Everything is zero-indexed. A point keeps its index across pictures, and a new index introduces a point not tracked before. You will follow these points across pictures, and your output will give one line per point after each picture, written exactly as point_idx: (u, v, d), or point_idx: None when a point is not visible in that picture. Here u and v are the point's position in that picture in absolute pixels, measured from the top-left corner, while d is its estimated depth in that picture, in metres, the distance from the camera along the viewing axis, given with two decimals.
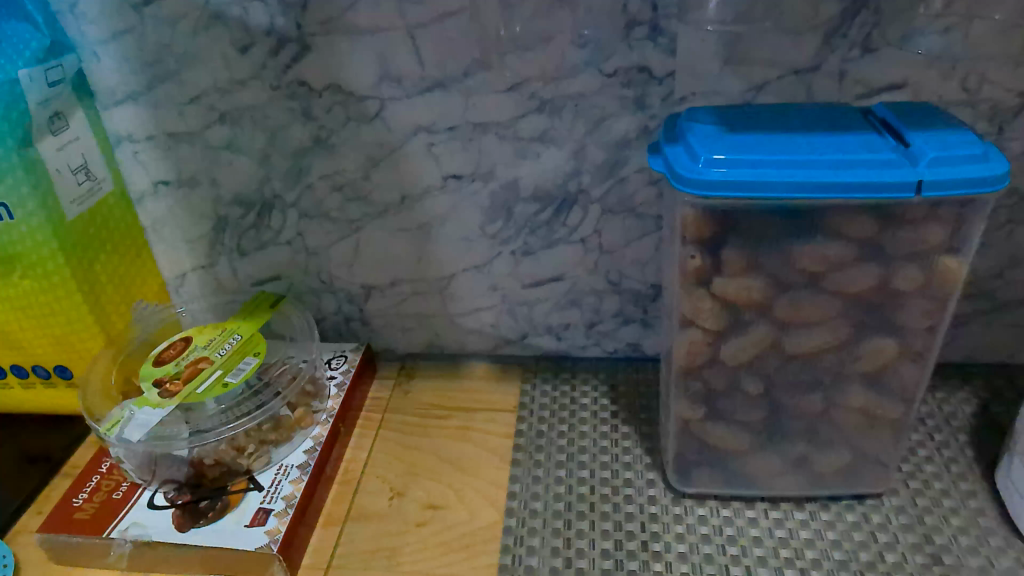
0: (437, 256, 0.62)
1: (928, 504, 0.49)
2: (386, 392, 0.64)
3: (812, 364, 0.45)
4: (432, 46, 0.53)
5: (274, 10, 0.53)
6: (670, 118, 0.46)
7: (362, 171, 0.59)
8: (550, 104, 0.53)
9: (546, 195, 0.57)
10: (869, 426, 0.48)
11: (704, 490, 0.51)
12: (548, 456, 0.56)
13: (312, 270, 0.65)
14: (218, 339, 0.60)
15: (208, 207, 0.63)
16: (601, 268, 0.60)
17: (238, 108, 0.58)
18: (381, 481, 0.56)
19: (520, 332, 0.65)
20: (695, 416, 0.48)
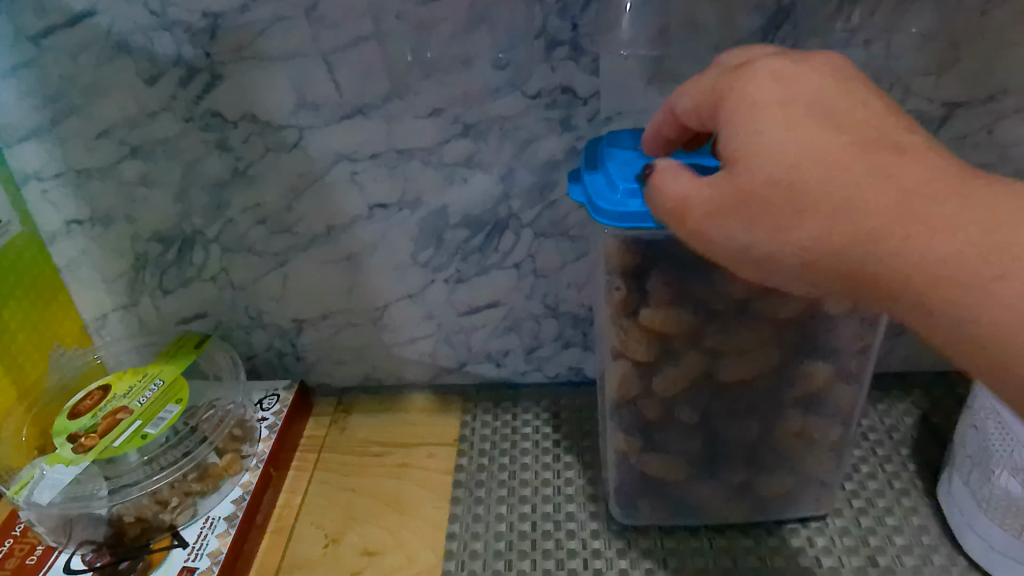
0: (369, 286, 0.60)
1: (872, 524, 0.49)
2: (322, 430, 0.62)
3: (745, 391, 0.44)
4: (347, 70, 0.50)
5: (181, 38, 0.51)
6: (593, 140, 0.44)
7: (284, 202, 0.56)
8: (474, 128, 0.51)
9: (475, 221, 0.56)
10: (810, 448, 0.47)
11: (648, 521, 0.50)
12: (489, 491, 0.54)
13: (240, 306, 0.62)
14: (138, 386, 0.57)
15: (126, 244, 0.60)
16: (537, 292, 0.58)
17: (151, 142, 0.55)
18: (316, 528, 0.54)
19: (459, 360, 0.63)
20: (632, 448, 0.47)
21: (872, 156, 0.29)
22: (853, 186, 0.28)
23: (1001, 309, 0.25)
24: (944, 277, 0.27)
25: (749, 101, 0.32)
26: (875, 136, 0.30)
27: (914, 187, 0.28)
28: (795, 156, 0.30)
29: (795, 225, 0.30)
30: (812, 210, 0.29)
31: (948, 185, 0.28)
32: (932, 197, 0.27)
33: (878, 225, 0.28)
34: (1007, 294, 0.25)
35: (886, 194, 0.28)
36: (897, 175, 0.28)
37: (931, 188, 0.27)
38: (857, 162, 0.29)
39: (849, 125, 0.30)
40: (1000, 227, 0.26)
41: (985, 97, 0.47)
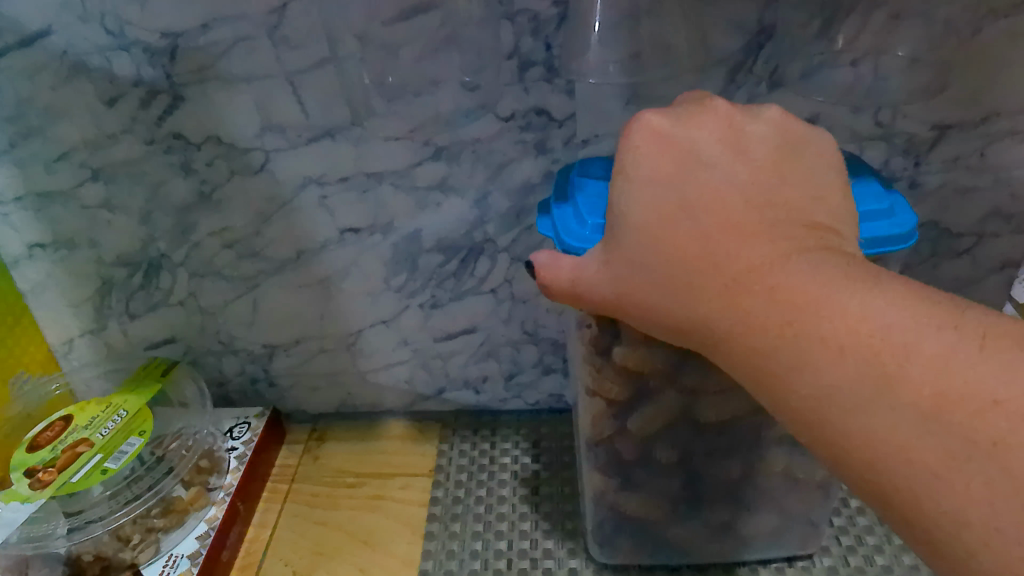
0: (342, 312, 0.58)
1: (861, 563, 0.47)
2: (294, 459, 0.60)
3: (727, 431, 0.42)
4: (314, 93, 0.48)
5: (141, 59, 0.48)
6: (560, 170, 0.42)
7: (252, 227, 0.54)
8: (446, 151, 0.49)
9: (450, 245, 0.54)
10: (795, 487, 0.45)
11: (628, 560, 0.48)
12: (464, 526, 0.52)
13: (210, 331, 0.60)
14: (101, 418, 0.55)
15: (91, 269, 0.58)
16: (516, 318, 0.56)
17: (113, 165, 0.53)
18: (285, 564, 0.52)
19: (436, 387, 0.61)
20: (609, 487, 0.45)
21: (736, 240, 0.29)
22: (712, 276, 0.29)
23: (858, 419, 0.25)
24: (790, 379, 0.27)
25: (622, 173, 0.32)
26: (748, 218, 0.29)
27: (776, 279, 0.27)
28: (655, 239, 0.30)
29: (659, 309, 0.31)
30: (676, 294, 0.30)
31: (816, 273, 0.27)
32: (792, 285, 0.27)
33: (737, 316, 0.28)
34: (848, 396, 0.25)
35: (749, 283, 0.28)
36: (760, 262, 0.28)
37: (788, 279, 0.27)
38: (718, 249, 0.29)
39: (718, 201, 0.29)
40: (855, 324, 0.26)
41: (978, 118, 0.45)
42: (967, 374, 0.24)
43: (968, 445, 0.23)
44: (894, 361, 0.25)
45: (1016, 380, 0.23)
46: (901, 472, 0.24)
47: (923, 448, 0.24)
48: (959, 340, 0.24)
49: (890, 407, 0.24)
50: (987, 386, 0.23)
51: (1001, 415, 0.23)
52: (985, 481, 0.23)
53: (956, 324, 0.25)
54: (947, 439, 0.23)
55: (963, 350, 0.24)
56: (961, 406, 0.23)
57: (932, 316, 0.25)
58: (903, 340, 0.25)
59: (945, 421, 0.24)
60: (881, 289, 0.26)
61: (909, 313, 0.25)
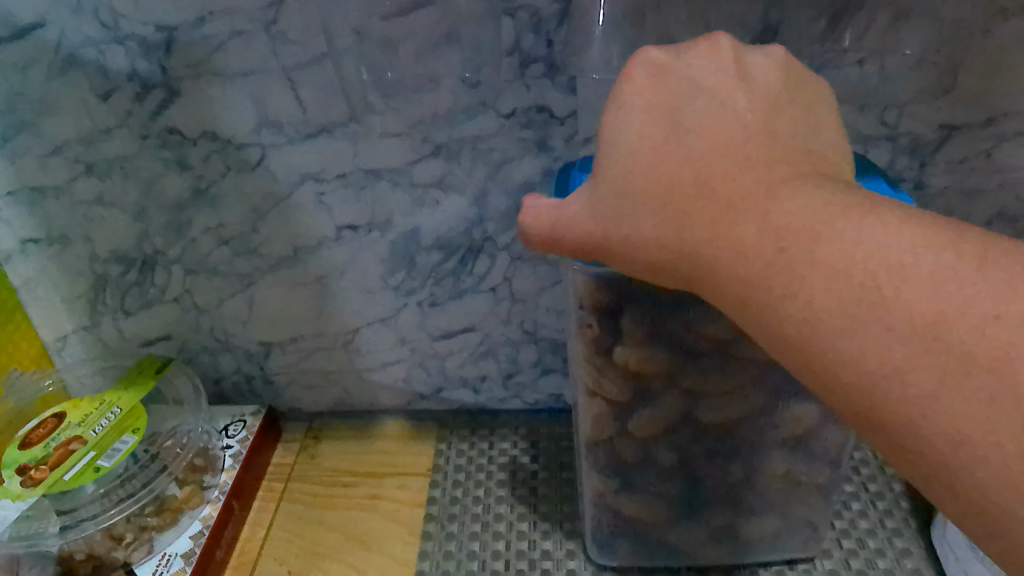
0: (339, 310, 0.57)
1: (862, 567, 0.47)
2: (290, 458, 0.60)
3: (728, 433, 0.41)
4: (311, 88, 0.47)
5: (135, 52, 0.47)
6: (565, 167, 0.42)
7: (248, 224, 0.54)
8: (445, 148, 0.49)
9: (448, 244, 0.53)
10: (797, 491, 0.44)
11: (627, 562, 0.48)
12: (461, 527, 0.52)
13: (205, 329, 0.60)
14: (94, 415, 0.55)
15: (84, 265, 0.57)
16: (514, 317, 0.56)
17: (107, 160, 0.52)
18: (279, 564, 0.51)
19: (434, 386, 0.61)
20: (609, 489, 0.45)
21: (726, 165, 0.27)
22: (700, 206, 0.27)
23: (846, 337, 0.23)
24: (774, 298, 0.25)
25: (609, 109, 0.30)
26: (740, 144, 0.28)
27: (767, 205, 0.26)
28: (641, 171, 0.28)
29: (644, 246, 0.29)
30: (663, 227, 0.28)
31: (809, 198, 0.25)
32: (785, 211, 0.25)
33: (725, 244, 0.26)
34: (836, 317, 0.23)
35: (737, 209, 0.26)
36: (753, 187, 0.26)
37: (782, 202, 0.26)
38: (707, 175, 0.27)
39: (709, 128, 0.28)
40: (851, 245, 0.23)
41: (984, 119, 0.44)
42: (966, 288, 0.22)
43: (965, 362, 0.21)
44: (887, 282, 0.22)
45: (1021, 293, 0.21)
46: (894, 400, 0.22)
47: (919, 368, 0.21)
48: (960, 256, 0.22)
49: (886, 329, 0.22)
50: (987, 301, 0.21)
51: (1003, 328, 0.20)
52: (984, 399, 0.20)
53: (957, 241, 0.23)
54: (944, 358, 0.21)
55: (964, 267, 0.22)
56: (964, 323, 0.21)
57: (935, 234, 0.23)
58: (899, 257, 0.23)
59: (945, 340, 0.21)
60: (877, 212, 0.24)
61: (908, 232, 0.23)
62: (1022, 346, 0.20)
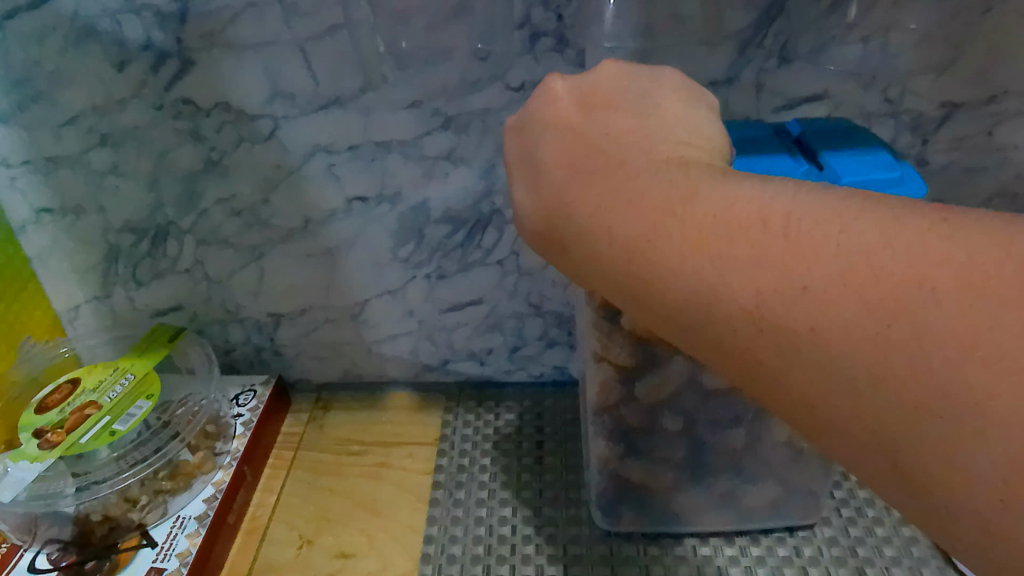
0: (349, 281, 0.58)
1: (860, 534, 0.48)
2: (299, 427, 0.61)
3: (731, 400, 0.42)
4: (323, 60, 0.48)
5: (149, 23, 0.48)
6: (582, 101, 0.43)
7: (259, 196, 0.54)
8: (455, 121, 0.49)
9: (457, 216, 0.54)
10: (797, 459, 0.45)
11: (630, 528, 0.49)
12: (468, 494, 0.53)
13: (216, 300, 0.61)
14: (109, 381, 0.56)
15: (97, 235, 0.58)
16: (521, 290, 0.57)
17: (121, 130, 0.53)
18: (290, 529, 0.52)
19: (440, 358, 0.62)
20: (614, 455, 0.46)
21: (568, 184, 0.27)
22: (562, 230, 0.27)
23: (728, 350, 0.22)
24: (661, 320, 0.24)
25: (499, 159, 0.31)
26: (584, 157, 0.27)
27: (600, 216, 0.25)
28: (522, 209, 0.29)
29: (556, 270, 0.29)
30: (554, 258, 0.28)
31: (635, 197, 0.24)
32: (615, 215, 0.25)
33: (588, 262, 0.26)
34: (703, 328, 0.22)
35: (581, 228, 0.26)
36: (589, 202, 0.26)
37: (610, 211, 0.25)
38: (557, 199, 0.27)
39: (553, 154, 0.28)
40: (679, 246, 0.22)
41: (987, 96, 0.45)
42: (776, 267, 0.20)
43: (795, 340, 0.20)
44: (706, 274, 0.22)
45: (823, 254, 0.20)
46: (777, 389, 0.21)
47: (786, 367, 0.21)
48: (768, 228, 0.21)
49: (728, 323, 0.22)
50: (794, 271, 0.20)
51: (812, 301, 0.20)
52: (824, 374, 0.20)
53: (768, 209, 0.22)
54: (778, 340, 0.20)
55: (773, 239, 0.21)
56: (777, 305, 0.20)
57: (742, 212, 0.22)
58: (712, 251, 0.22)
59: (772, 322, 0.20)
60: (703, 192, 0.23)
61: (720, 214, 0.22)
62: (832, 314, 0.19)
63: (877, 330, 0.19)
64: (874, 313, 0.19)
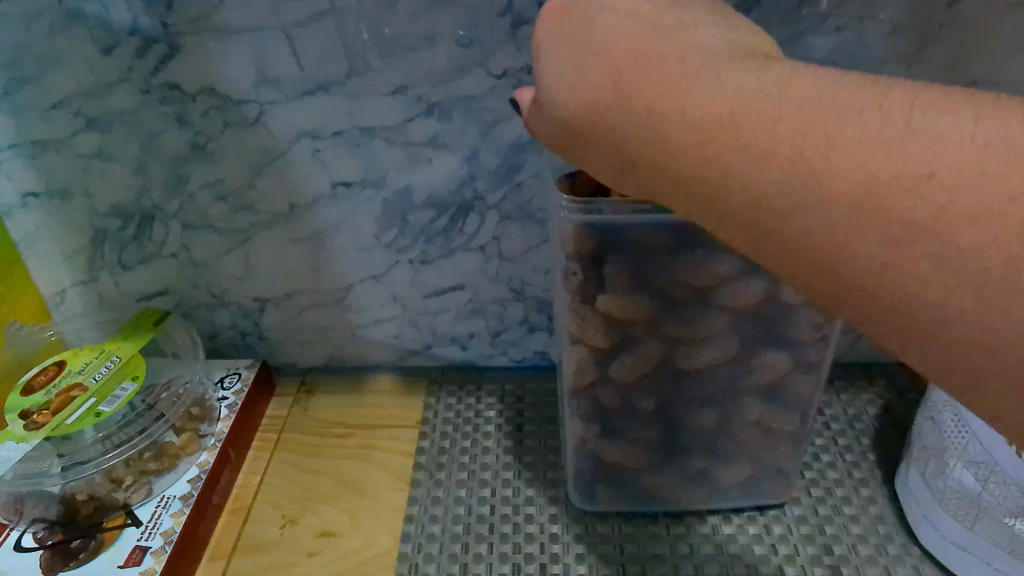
0: (334, 266, 0.59)
1: (829, 512, 0.49)
2: (284, 410, 0.62)
3: (704, 380, 0.44)
4: (309, 46, 0.49)
5: (137, 7, 0.48)
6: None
7: (245, 180, 0.55)
8: (439, 107, 0.50)
9: (440, 202, 0.55)
10: (767, 438, 0.47)
11: (607, 507, 0.50)
12: (449, 475, 0.54)
13: (202, 284, 0.61)
14: (94, 363, 0.56)
15: (84, 219, 0.58)
16: (503, 276, 0.58)
17: (108, 114, 0.53)
18: (274, 508, 0.53)
19: (424, 342, 0.63)
20: (590, 434, 0.47)
21: (641, 68, 0.27)
22: (627, 112, 0.27)
23: (807, 227, 0.23)
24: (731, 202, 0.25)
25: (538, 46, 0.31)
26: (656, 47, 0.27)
27: (682, 98, 0.26)
28: (573, 89, 0.29)
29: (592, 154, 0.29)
30: (605, 145, 0.28)
31: (722, 83, 0.25)
32: (701, 100, 0.25)
33: (657, 145, 0.26)
34: (783, 202, 0.23)
35: (652, 112, 0.26)
36: (668, 86, 0.26)
37: (696, 94, 0.25)
38: (627, 81, 0.27)
39: (621, 37, 0.28)
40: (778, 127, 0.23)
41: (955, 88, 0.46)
42: (897, 151, 0.21)
43: (908, 227, 0.21)
44: (813, 150, 0.23)
45: (952, 147, 0.21)
46: (849, 266, 0.22)
47: (867, 237, 0.22)
48: (882, 115, 0.22)
49: (824, 201, 0.22)
50: (918, 157, 0.21)
51: (938, 187, 0.20)
52: (932, 260, 0.21)
53: (876, 100, 0.23)
54: (886, 227, 0.21)
55: (890, 128, 0.22)
56: (897, 187, 0.21)
57: (850, 101, 0.23)
58: (817, 131, 0.23)
59: (883, 205, 0.21)
60: (796, 83, 0.24)
61: (825, 101, 0.23)
62: (961, 201, 0.20)
63: (1007, 252, 0.20)
64: (1015, 201, 0.19)
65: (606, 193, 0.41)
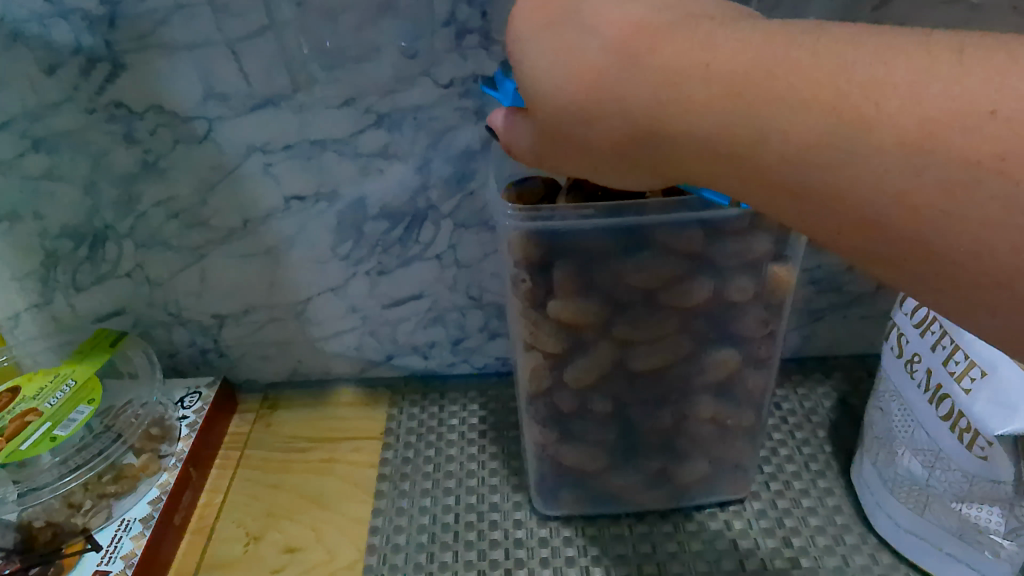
0: (291, 280, 0.59)
1: (788, 505, 0.50)
2: (247, 426, 0.62)
3: (657, 380, 0.44)
4: (255, 60, 0.48)
5: (79, 26, 0.47)
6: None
7: (198, 197, 0.55)
8: (388, 118, 0.50)
9: (394, 212, 0.55)
10: (723, 435, 0.47)
11: (570, 511, 0.50)
12: (413, 485, 0.54)
13: (158, 303, 0.60)
14: (48, 388, 0.56)
15: (34, 241, 0.57)
16: (461, 283, 0.58)
17: (54, 134, 0.52)
18: (237, 526, 0.53)
19: (386, 353, 0.63)
20: (550, 439, 0.47)
21: (655, 41, 0.27)
22: (650, 82, 0.27)
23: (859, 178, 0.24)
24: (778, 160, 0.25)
25: (523, 38, 0.30)
26: (663, 22, 0.28)
27: (705, 58, 0.26)
28: (579, 71, 0.28)
29: (607, 136, 0.29)
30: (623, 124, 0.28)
31: (747, 42, 0.26)
32: (729, 56, 0.26)
33: (688, 108, 0.27)
34: (830, 154, 0.24)
35: (681, 81, 0.27)
36: (690, 49, 0.27)
37: (723, 53, 0.26)
38: (641, 53, 0.27)
39: (621, 16, 0.28)
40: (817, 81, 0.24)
41: None
42: (951, 90, 0.22)
43: (973, 165, 0.22)
44: (857, 95, 0.23)
45: (1013, 83, 0.21)
46: (905, 211, 0.23)
47: (924, 181, 0.23)
48: (927, 53, 0.23)
49: (875, 145, 0.23)
50: (976, 95, 0.22)
51: (1000, 123, 0.21)
52: (1001, 197, 0.21)
53: (914, 41, 0.24)
54: (944, 169, 0.22)
55: (941, 68, 0.22)
56: (953, 124, 0.22)
57: (886, 49, 0.24)
58: (860, 83, 0.23)
59: (941, 146, 0.22)
60: (824, 33, 0.25)
61: (867, 45, 0.24)
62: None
63: None
64: None
65: (552, 201, 0.41)
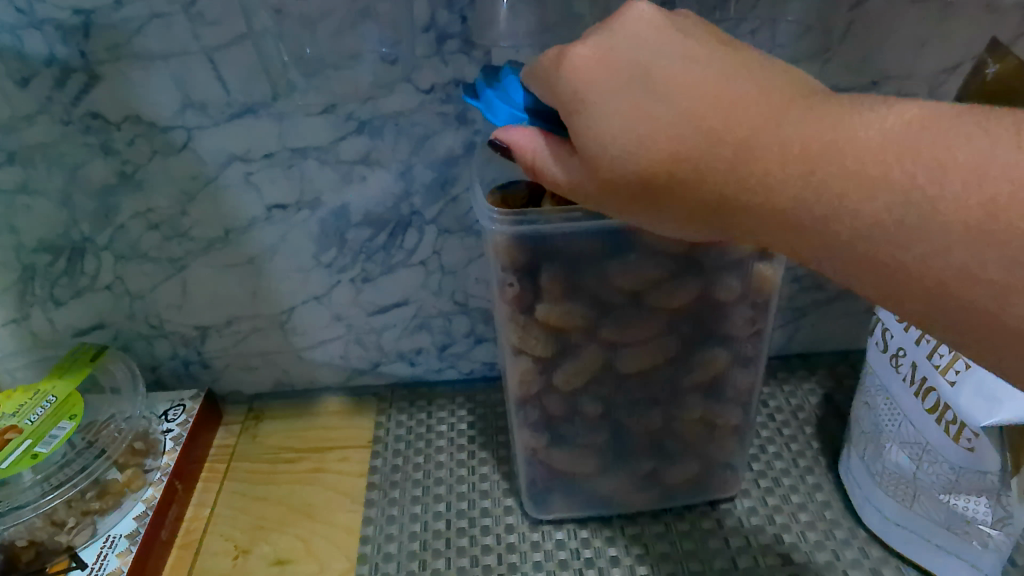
0: (274, 289, 0.58)
1: (778, 502, 0.50)
2: (232, 439, 0.61)
3: (645, 382, 0.44)
4: (234, 69, 0.48)
5: (52, 37, 0.46)
6: (502, 62, 0.47)
7: (177, 207, 0.54)
8: (369, 125, 0.50)
9: (378, 219, 0.55)
10: (711, 434, 0.48)
11: (561, 514, 0.50)
12: (403, 492, 0.54)
13: (139, 315, 0.60)
14: (29, 405, 0.55)
15: (10, 256, 0.56)
16: (446, 289, 0.58)
17: (28, 147, 0.51)
18: (225, 540, 0.52)
19: (371, 361, 0.62)
20: (539, 444, 0.47)
21: (720, 108, 0.27)
22: (713, 151, 0.27)
23: (919, 258, 0.24)
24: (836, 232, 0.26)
25: (577, 98, 0.29)
26: (727, 87, 0.27)
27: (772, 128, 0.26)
28: (639, 140, 0.28)
29: (655, 197, 0.29)
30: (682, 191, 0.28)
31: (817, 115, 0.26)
32: (799, 130, 0.26)
33: (754, 178, 0.27)
34: (894, 231, 0.24)
35: (745, 153, 0.27)
36: (761, 121, 0.26)
37: (797, 126, 0.26)
38: (707, 120, 0.27)
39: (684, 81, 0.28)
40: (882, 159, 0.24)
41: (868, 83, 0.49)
42: (1013, 176, 0.23)
43: None
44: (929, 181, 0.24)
45: None
46: (965, 291, 0.24)
47: (985, 264, 0.23)
48: (994, 140, 0.23)
49: (941, 228, 0.24)
50: None
51: None
52: None
53: (979, 123, 0.24)
54: (1005, 252, 0.23)
55: (1001, 151, 0.23)
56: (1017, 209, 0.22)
57: (947, 130, 0.24)
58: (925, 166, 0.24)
59: (1001, 233, 0.23)
60: (897, 106, 0.25)
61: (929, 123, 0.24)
62: None
63: None
64: None
65: (537, 205, 0.41)
